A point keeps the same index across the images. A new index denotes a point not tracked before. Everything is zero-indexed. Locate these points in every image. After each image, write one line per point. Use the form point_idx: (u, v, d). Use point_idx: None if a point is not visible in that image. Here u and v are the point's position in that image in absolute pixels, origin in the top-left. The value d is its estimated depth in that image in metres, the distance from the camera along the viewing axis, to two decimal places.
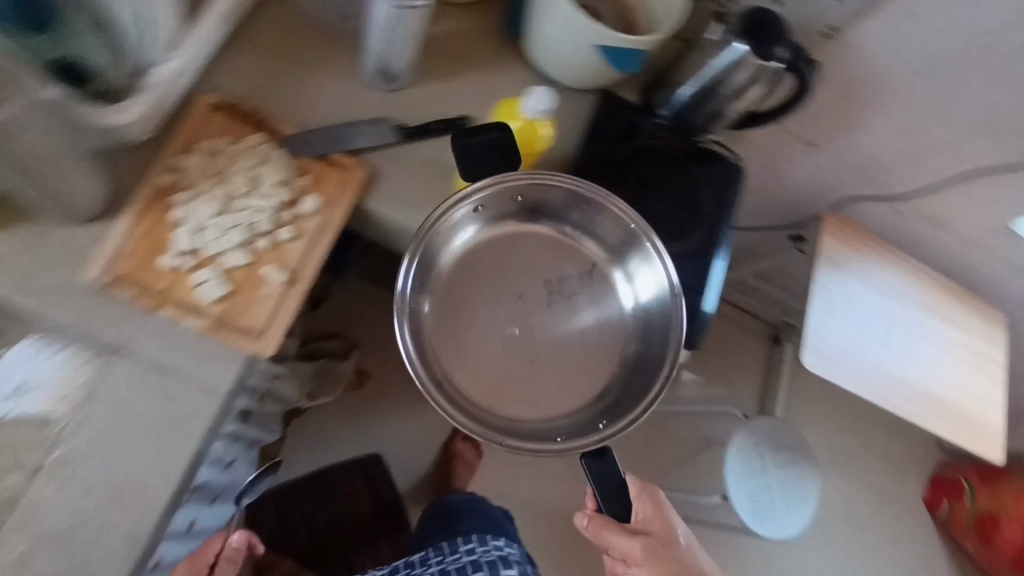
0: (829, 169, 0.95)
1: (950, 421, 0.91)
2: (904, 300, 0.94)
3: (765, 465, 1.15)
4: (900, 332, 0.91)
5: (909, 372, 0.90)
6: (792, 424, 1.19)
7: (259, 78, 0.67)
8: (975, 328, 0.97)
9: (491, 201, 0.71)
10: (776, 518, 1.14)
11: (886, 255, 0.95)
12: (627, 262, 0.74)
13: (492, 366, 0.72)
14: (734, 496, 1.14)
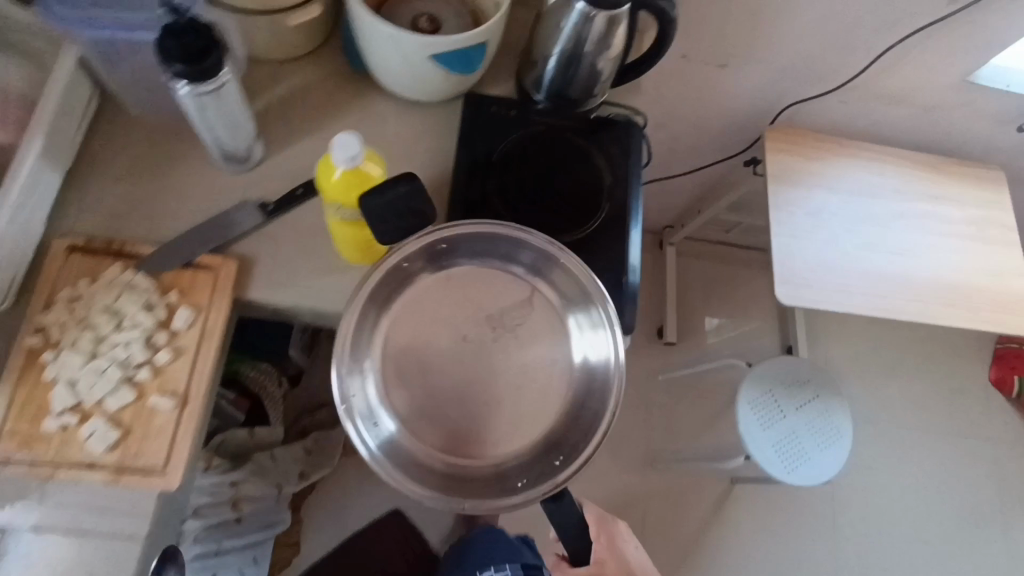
0: (746, 91, 1.13)
1: (958, 297, 1.11)
2: (867, 193, 1.14)
3: (782, 411, 1.24)
4: (872, 223, 1.12)
5: (891, 270, 1.10)
6: (803, 364, 1.29)
7: (410, 130, 0.86)
8: (945, 199, 1.18)
9: (424, 255, 0.76)
10: (814, 461, 1.23)
11: (827, 154, 1.15)
12: (573, 305, 0.77)
13: (440, 382, 0.74)
14: (760, 453, 1.22)
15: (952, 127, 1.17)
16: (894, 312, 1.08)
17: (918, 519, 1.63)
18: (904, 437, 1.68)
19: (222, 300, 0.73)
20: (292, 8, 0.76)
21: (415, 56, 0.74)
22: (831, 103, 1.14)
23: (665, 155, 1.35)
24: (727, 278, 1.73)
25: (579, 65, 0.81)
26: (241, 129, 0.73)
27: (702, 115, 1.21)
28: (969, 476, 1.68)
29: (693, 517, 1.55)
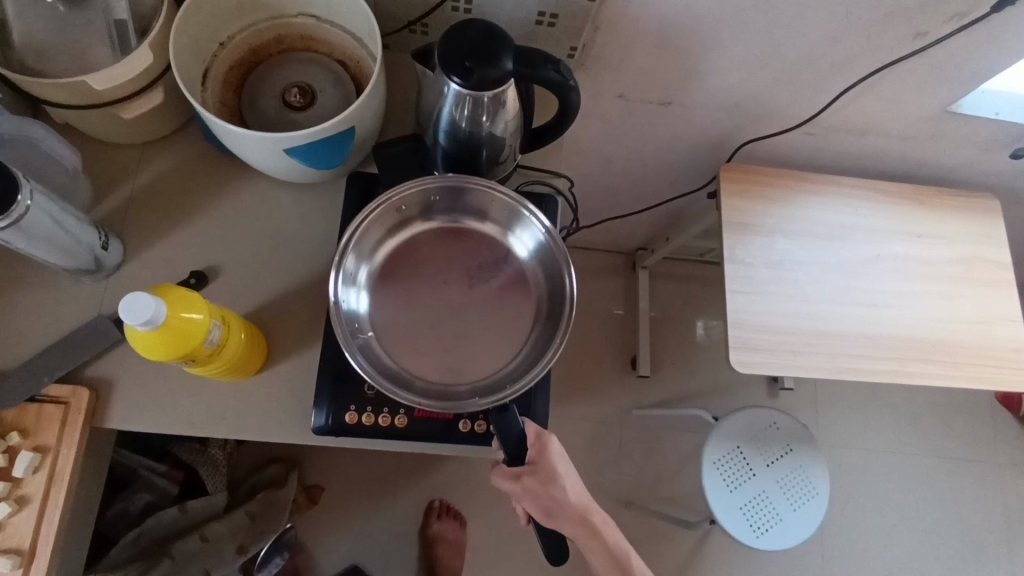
0: (695, 123, 1.01)
1: (935, 352, 0.99)
2: (835, 235, 1.02)
3: (752, 469, 1.14)
4: (841, 273, 1.01)
5: (857, 322, 0.99)
6: (774, 412, 1.18)
7: (287, 214, 0.76)
8: (929, 235, 1.04)
9: (377, 220, 0.72)
10: (784, 523, 1.13)
11: (788, 192, 1.03)
12: (515, 227, 0.75)
13: (418, 324, 0.72)
14: (725, 514, 1.12)
15: (934, 154, 1.04)
16: (862, 373, 0.97)
17: (921, 555, 1.49)
18: (906, 466, 1.54)
19: (70, 438, 0.65)
20: (126, 97, 0.66)
21: (272, 150, 0.65)
22: (795, 136, 1.01)
23: (620, 186, 1.23)
24: (705, 300, 1.61)
25: (471, 141, 0.70)
26: (78, 245, 0.65)
27: (651, 149, 1.09)
28: (980, 506, 1.53)
29: (669, 558, 1.45)
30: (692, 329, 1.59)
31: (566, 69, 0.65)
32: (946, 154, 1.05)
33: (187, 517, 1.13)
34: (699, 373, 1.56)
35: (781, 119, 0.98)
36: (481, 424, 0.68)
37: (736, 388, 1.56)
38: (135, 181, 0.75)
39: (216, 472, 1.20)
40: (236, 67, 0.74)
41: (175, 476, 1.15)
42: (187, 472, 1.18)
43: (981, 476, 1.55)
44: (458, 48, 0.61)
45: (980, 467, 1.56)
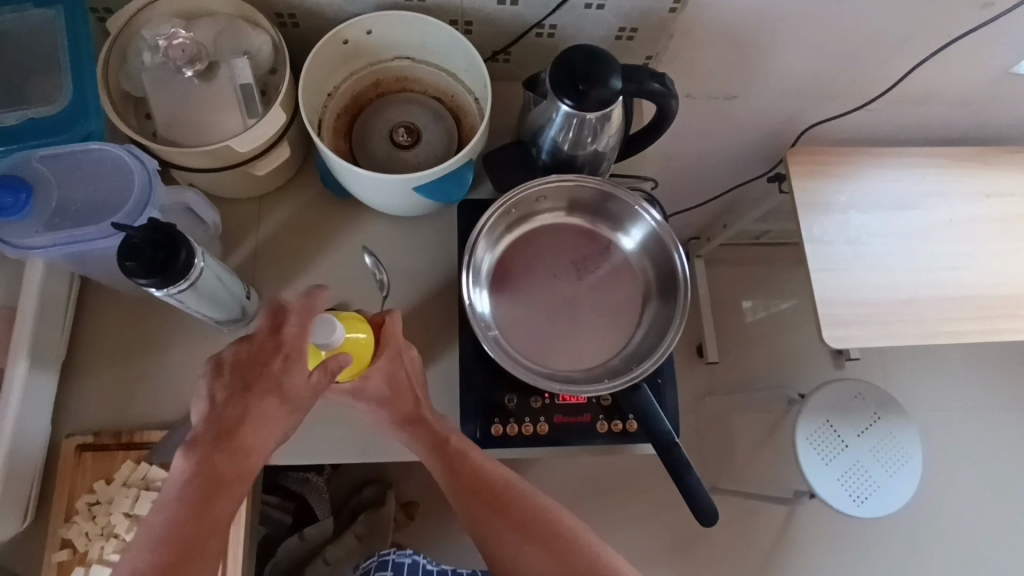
0: (757, 112, 1.03)
1: (1016, 307, 1.01)
2: (907, 204, 1.05)
3: (844, 441, 1.17)
4: (918, 240, 1.03)
5: (939, 284, 1.01)
6: (857, 384, 1.21)
7: (404, 248, 0.80)
8: (997, 193, 1.07)
9: (492, 224, 0.73)
10: (884, 489, 1.15)
11: (854, 169, 1.06)
12: (622, 221, 0.76)
13: (538, 317, 0.74)
14: (826, 489, 1.15)
15: (993, 112, 1.06)
16: (952, 335, 0.99)
17: (1022, 510, 1.46)
18: (993, 422, 1.51)
19: None
20: (257, 155, 0.70)
21: (399, 188, 0.69)
22: (857, 114, 1.04)
23: (680, 181, 1.26)
24: (763, 281, 1.62)
25: (575, 158, 0.74)
26: (232, 296, 0.69)
27: (712, 144, 1.12)
28: None
29: (759, 540, 1.42)
30: (755, 312, 1.60)
31: (668, 80, 0.68)
32: (1011, 110, 1.06)
33: (308, 543, 1.20)
34: (768, 352, 1.57)
35: (844, 99, 1.01)
36: (616, 423, 0.72)
37: (807, 362, 1.56)
38: (260, 233, 0.80)
39: (321, 496, 1.24)
40: (343, 115, 0.79)
41: (287, 507, 1.21)
42: (297, 503, 1.22)
43: None
44: (570, 73, 0.65)
45: None
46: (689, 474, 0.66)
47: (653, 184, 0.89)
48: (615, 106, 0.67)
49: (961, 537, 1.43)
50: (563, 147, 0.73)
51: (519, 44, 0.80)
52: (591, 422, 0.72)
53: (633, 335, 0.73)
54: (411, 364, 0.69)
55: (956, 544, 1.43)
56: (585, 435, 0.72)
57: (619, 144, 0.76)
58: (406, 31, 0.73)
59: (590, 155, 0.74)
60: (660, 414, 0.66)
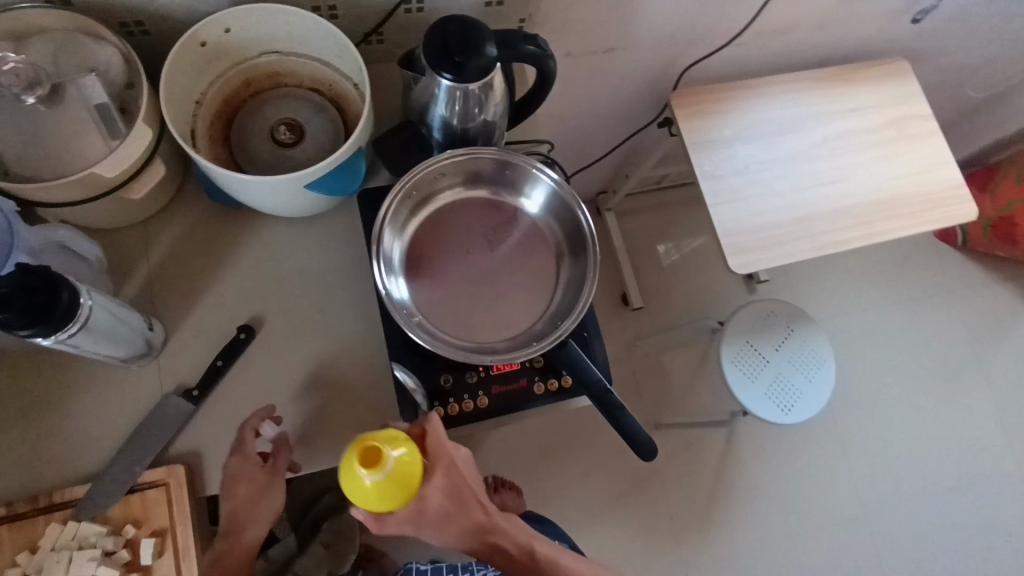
0: (637, 61, 1.07)
1: (890, 209, 1.11)
2: (784, 129, 1.12)
3: (764, 357, 1.26)
4: (799, 161, 1.11)
5: (822, 199, 1.09)
6: (768, 303, 1.29)
7: (310, 250, 0.78)
8: (860, 107, 1.16)
9: (395, 211, 0.72)
10: (804, 394, 1.25)
11: (733, 103, 1.11)
12: (523, 187, 0.77)
13: (457, 295, 0.74)
14: (754, 404, 1.24)
15: (845, 33, 1.14)
16: (838, 245, 1.08)
17: (926, 388, 1.62)
18: (890, 316, 1.66)
19: (181, 515, 0.68)
20: (130, 178, 0.66)
21: (291, 188, 0.67)
22: (728, 51, 1.10)
23: (577, 139, 1.28)
24: (673, 223, 1.69)
25: (467, 132, 0.74)
26: (132, 330, 0.66)
27: (600, 98, 1.15)
28: (958, 328, 1.67)
29: (707, 463, 1.52)
30: (670, 253, 1.67)
31: (542, 41, 0.69)
32: (861, 28, 1.14)
33: (274, 564, 1.18)
34: (687, 290, 1.65)
35: (713, 38, 1.06)
36: (552, 381, 0.74)
37: (724, 292, 1.65)
38: (151, 259, 0.75)
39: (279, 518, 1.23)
40: (217, 121, 0.75)
41: None
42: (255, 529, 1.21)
43: (954, 304, 1.69)
44: (442, 47, 0.64)
45: (950, 296, 1.70)
46: (625, 416, 0.69)
47: (548, 146, 0.90)
48: (495, 73, 0.67)
49: (879, 422, 1.58)
50: (451, 122, 0.72)
51: (389, 22, 0.78)
52: (527, 386, 0.74)
53: (552, 297, 0.75)
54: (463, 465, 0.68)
55: (875, 429, 1.57)
56: (523, 399, 0.74)
57: (507, 110, 0.77)
58: (268, 24, 0.70)
59: (480, 125, 0.74)
60: (589, 365, 0.69)
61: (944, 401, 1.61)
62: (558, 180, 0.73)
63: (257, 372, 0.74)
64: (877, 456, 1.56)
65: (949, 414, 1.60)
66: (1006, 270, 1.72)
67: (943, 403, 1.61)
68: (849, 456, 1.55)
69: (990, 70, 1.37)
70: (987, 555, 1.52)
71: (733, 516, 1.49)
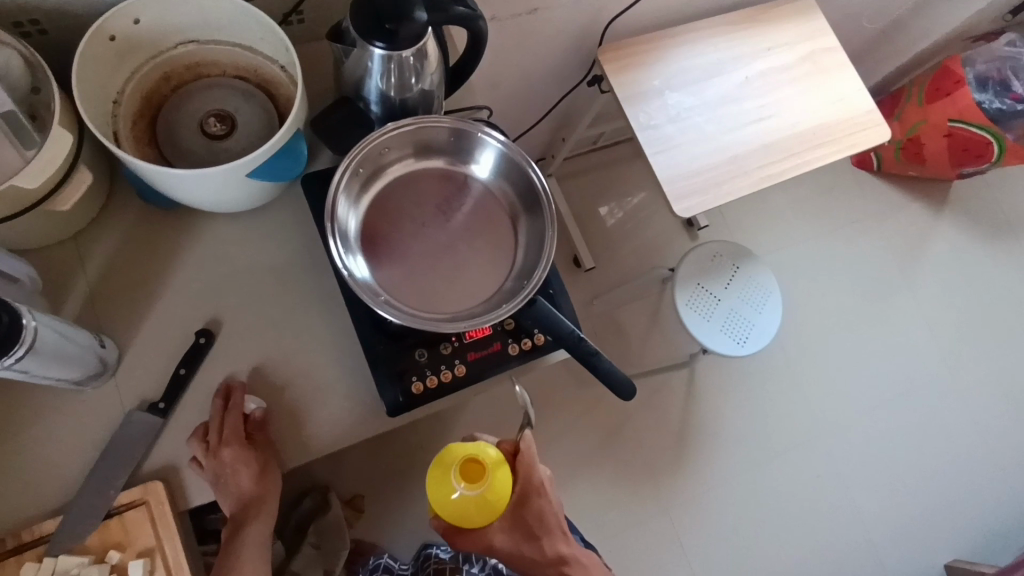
0: (561, 20, 1.07)
1: (813, 139, 1.17)
2: (708, 73, 1.16)
3: (716, 296, 1.32)
4: (726, 103, 1.15)
5: (752, 136, 1.14)
6: (713, 245, 1.35)
7: (259, 244, 0.76)
8: (775, 45, 1.21)
9: (344, 191, 0.70)
10: (757, 325, 1.31)
11: (658, 53, 1.14)
12: (471, 153, 0.77)
13: (420, 268, 0.74)
14: (712, 342, 1.30)
15: None
16: (772, 178, 1.13)
17: (862, 306, 1.73)
18: (822, 244, 1.76)
19: (167, 531, 0.65)
20: (53, 189, 0.61)
21: (233, 179, 0.65)
22: (647, 2, 1.12)
23: (511, 106, 1.28)
24: (612, 181, 1.72)
25: (406, 102, 0.73)
26: (83, 350, 0.62)
27: (529, 62, 1.15)
28: (883, 248, 1.79)
29: (674, 407, 1.58)
30: (614, 212, 1.70)
31: (471, 2, 0.68)
32: None
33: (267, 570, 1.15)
34: (635, 245, 1.69)
35: None
36: (525, 340, 0.75)
37: (669, 242, 1.70)
38: (90, 274, 0.71)
39: None
40: (140, 120, 0.70)
41: None
42: None
43: (877, 226, 1.81)
44: (370, 16, 0.63)
45: (873, 219, 1.81)
46: (601, 362, 0.71)
47: (487, 111, 0.90)
48: (427, 38, 0.66)
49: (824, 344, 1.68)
50: (389, 94, 0.71)
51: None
52: (501, 348, 0.75)
53: (512, 259, 0.76)
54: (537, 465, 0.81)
55: (822, 351, 1.68)
56: (500, 362, 0.74)
57: (443, 76, 0.76)
58: (181, 11, 0.66)
59: (419, 95, 0.73)
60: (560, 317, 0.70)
61: (879, 316, 1.73)
62: (505, 141, 0.73)
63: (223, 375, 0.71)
64: (826, 376, 1.66)
65: (884, 328, 1.72)
66: (918, 188, 1.85)
67: (878, 319, 1.73)
68: (801, 379, 1.64)
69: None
70: (932, 449, 1.66)
71: (704, 453, 1.56)
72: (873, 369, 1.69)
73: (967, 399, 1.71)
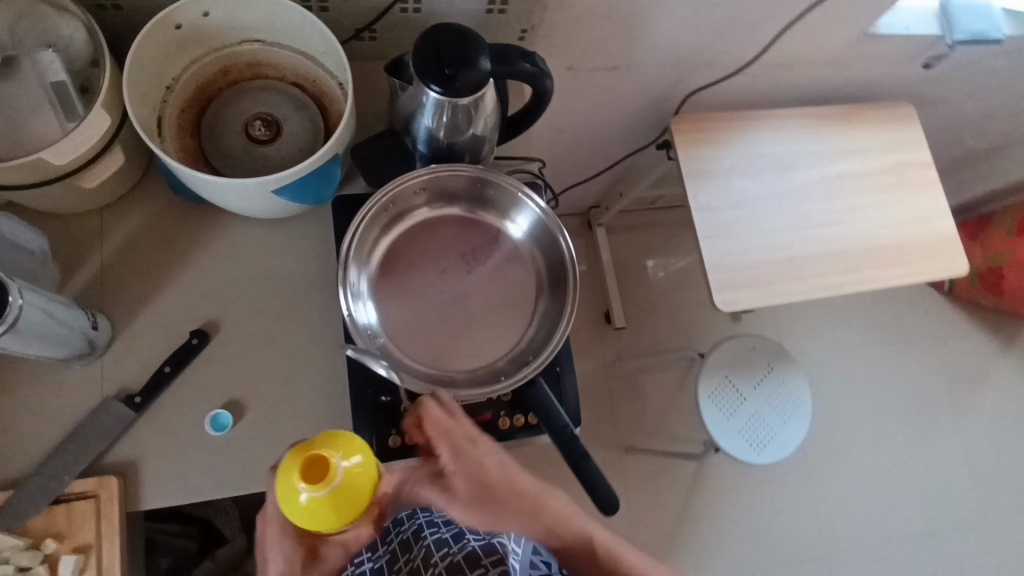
0: (641, 81, 1.03)
1: (881, 256, 1.08)
2: (783, 164, 1.09)
3: (742, 394, 1.24)
4: (795, 200, 1.08)
5: (815, 240, 1.07)
6: (750, 337, 1.27)
7: (274, 257, 0.74)
8: (861, 149, 1.13)
9: (369, 223, 0.68)
10: (779, 435, 1.23)
11: (735, 133, 1.08)
12: (508, 210, 0.73)
13: (427, 317, 0.70)
14: (728, 441, 1.22)
15: (853, 71, 1.11)
16: (828, 288, 1.05)
17: (898, 431, 1.60)
18: (870, 356, 1.64)
19: (109, 531, 0.63)
20: (82, 167, 0.61)
21: (258, 192, 0.63)
22: (735, 80, 1.06)
23: (572, 151, 1.24)
24: (662, 242, 1.66)
25: (454, 147, 0.70)
26: (70, 331, 0.60)
27: (600, 115, 1.11)
28: (935, 375, 1.66)
29: (673, 491, 1.49)
30: (656, 274, 1.64)
31: (540, 60, 0.65)
32: (872, 67, 1.11)
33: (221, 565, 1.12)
34: (671, 313, 1.62)
35: (721, 66, 1.02)
36: (517, 417, 0.70)
37: (707, 317, 1.62)
38: (104, 251, 0.70)
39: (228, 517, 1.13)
40: (188, 109, 0.69)
41: (190, 532, 1.10)
42: (201, 528, 1.12)
43: (935, 349, 1.68)
44: (433, 57, 0.60)
45: (931, 340, 1.68)
46: (590, 464, 0.65)
47: (540, 165, 0.86)
48: (487, 86, 0.63)
49: (849, 463, 1.56)
50: (437, 132, 0.68)
51: (384, 19, 0.73)
52: (492, 420, 0.70)
53: (523, 330, 0.71)
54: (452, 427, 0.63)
55: (844, 470, 1.55)
56: (487, 434, 0.70)
57: (498, 125, 0.72)
58: (250, 12, 0.65)
59: (469, 140, 0.70)
60: (559, 407, 0.65)
61: (915, 446, 1.60)
62: (545, 208, 0.69)
63: (206, 382, 0.69)
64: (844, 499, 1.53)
65: (919, 461, 1.59)
66: (987, 319, 1.71)
67: (913, 449, 1.60)
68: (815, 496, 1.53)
69: (994, 121, 1.36)
70: None
71: (694, 548, 1.47)
72: (898, 502, 1.56)
73: (994, 558, 1.56)
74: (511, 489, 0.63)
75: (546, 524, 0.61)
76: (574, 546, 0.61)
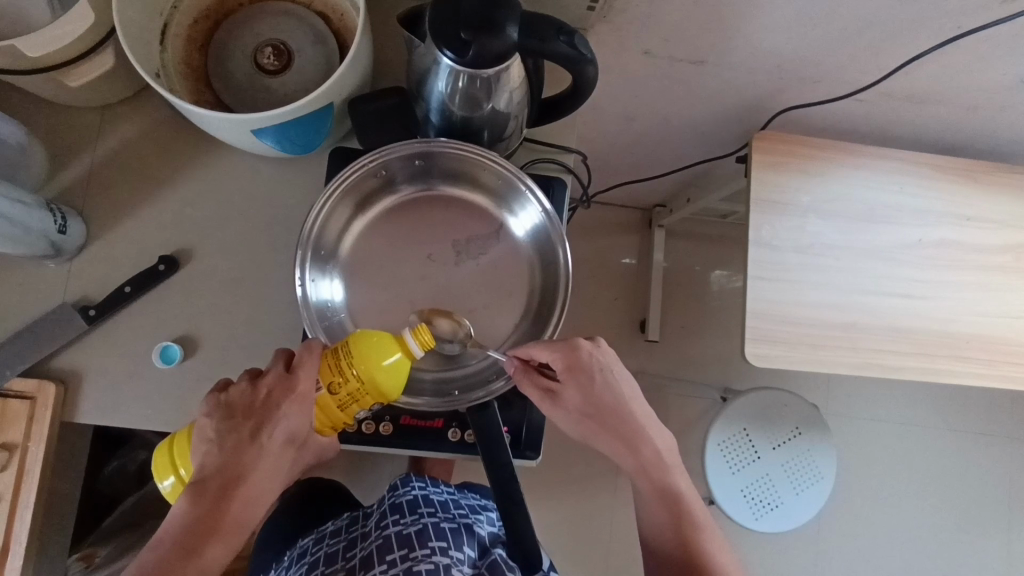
0: (727, 83, 0.88)
1: (962, 346, 0.91)
2: (873, 214, 0.93)
3: (757, 452, 1.11)
4: (874, 260, 0.92)
5: (886, 309, 0.91)
6: (785, 393, 1.13)
7: (258, 196, 0.69)
8: (977, 217, 0.94)
9: (349, 188, 0.61)
10: (783, 506, 1.11)
11: (825, 166, 0.92)
12: (513, 203, 0.64)
13: (396, 303, 0.63)
14: (726, 497, 1.11)
15: (998, 121, 0.91)
16: (885, 367, 0.89)
17: (936, 532, 1.41)
18: (928, 442, 1.44)
19: (37, 435, 0.63)
20: (68, 63, 0.57)
21: (240, 130, 0.57)
22: (844, 103, 0.89)
23: (640, 143, 1.11)
24: (724, 262, 1.50)
25: (469, 121, 0.61)
26: (28, 233, 0.59)
27: (676, 110, 0.98)
28: (1002, 485, 1.43)
29: None
30: (708, 294, 1.49)
31: (580, 39, 0.54)
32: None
33: None
34: (713, 338, 1.48)
35: (829, 85, 0.86)
36: (467, 433, 0.64)
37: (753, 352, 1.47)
38: (94, 153, 0.67)
39: None
40: (201, 21, 0.64)
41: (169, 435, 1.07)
42: None
43: (1010, 455, 1.45)
44: (453, 12, 0.50)
45: (1010, 445, 1.45)
46: (523, 520, 0.58)
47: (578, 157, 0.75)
48: (513, 55, 0.52)
49: (868, 551, 1.39)
50: (452, 98, 0.58)
51: None
52: (441, 429, 0.64)
53: (449, 342, 0.61)
54: (563, 357, 0.59)
55: (859, 556, 1.38)
56: (430, 441, 0.64)
57: (528, 104, 0.62)
58: None
59: (488, 115, 0.60)
60: (508, 440, 0.58)
61: (952, 554, 1.40)
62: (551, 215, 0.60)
63: (162, 311, 0.67)
64: None
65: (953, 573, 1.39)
66: None
67: (950, 556, 1.40)
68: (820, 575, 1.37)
69: None
70: None
71: None
72: None
73: None
74: (620, 418, 0.61)
75: (643, 462, 0.61)
76: (667, 496, 0.60)
